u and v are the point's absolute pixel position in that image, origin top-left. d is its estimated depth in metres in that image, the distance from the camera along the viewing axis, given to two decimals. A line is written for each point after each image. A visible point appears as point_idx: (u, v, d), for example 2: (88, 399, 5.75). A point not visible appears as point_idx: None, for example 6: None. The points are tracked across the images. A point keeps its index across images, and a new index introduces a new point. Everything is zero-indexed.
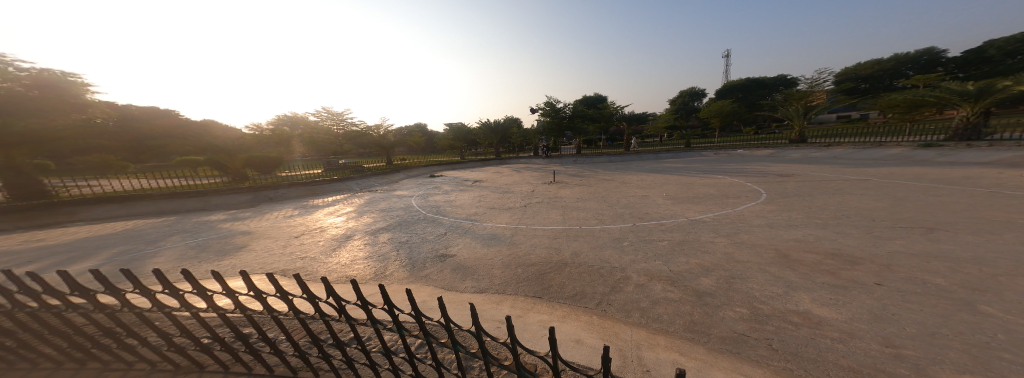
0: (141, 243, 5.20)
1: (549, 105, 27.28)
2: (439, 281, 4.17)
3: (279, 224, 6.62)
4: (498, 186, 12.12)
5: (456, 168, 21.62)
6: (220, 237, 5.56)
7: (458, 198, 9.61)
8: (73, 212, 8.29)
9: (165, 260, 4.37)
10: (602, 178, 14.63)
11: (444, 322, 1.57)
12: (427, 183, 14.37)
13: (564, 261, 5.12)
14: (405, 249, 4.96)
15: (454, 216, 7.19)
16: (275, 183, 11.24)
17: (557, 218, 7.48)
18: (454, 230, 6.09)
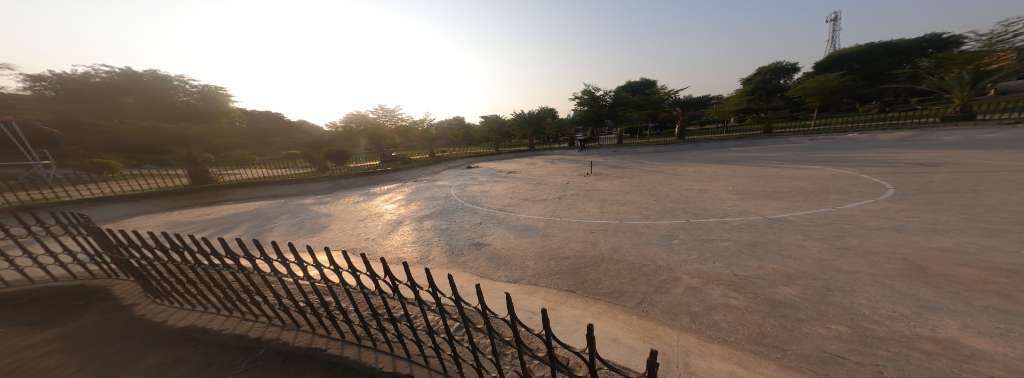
0: (263, 220, 6.89)
1: (588, 93, 25.70)
2: (475, 267, 4.42)
3: (349, 208, 7.93)
4: (532, 178, 12.11)
5: (492, 160, 22.38)
6: (311, 217, 6.98)
7: (493, 188, 9.96)
8: (225, 192, 11.28)
9: (278, 234, 5.71)
10: (648, 169, 13.30)
11: (479, 308, 1.62)
12: (463, 174, 15.23)
13: (601, 257, 4.86)
14: (445, 236, 5.41)
15: (488, 206, 7.49)
16: (345, 174, 13.42)
17: (595, 211, 7.10)
18: (489, 220, 6.36)
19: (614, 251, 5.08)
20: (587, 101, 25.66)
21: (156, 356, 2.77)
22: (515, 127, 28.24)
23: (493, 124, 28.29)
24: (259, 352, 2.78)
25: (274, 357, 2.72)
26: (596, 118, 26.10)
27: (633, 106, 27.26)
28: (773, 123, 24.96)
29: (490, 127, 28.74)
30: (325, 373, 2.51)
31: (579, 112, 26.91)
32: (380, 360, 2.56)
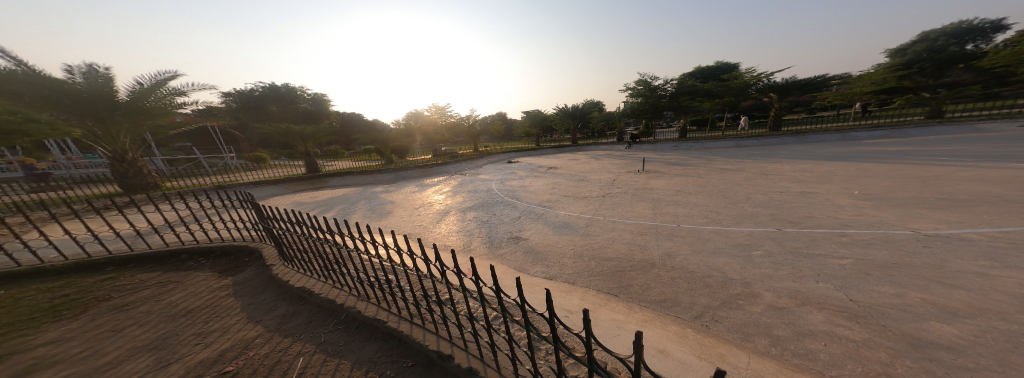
0: (348, 204, 8.46)
1: (644, 82, 22.92)
2: (513, 261, 4.46)
3: (408, 197, 9.07)
4: (573, 173, 11.62)
5: (533, 155, 22.30)
6: (380, 204, 8.23)
7: (533, 183, 9.93)
8: (326, 179, 14.14)
9: (359, 216, 6.96)
10: (721, 167, 11.15)
11: (519, 301, 1.45)
12: (503, 168, 15.63)
13: (651, 262, 4.30)
14: (487, 228, 5.66)
15: (528, 201, 7.50)
16: (405, 167, 15.32)
17: (646, 212, 6.35)
18: (527, 215, 6.38)
19: (667, 257, 4.43)
20: (643, 91, 22.85)
21: (280, 308, 3.29)
22: (559, 122, 27.31)
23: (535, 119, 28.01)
24: (340, 317, 2.93)
25: (348, 325, 2.78)
26: (655, 110, 23.10)
27: (704, 94, 23.22)
28: (945, 103, 17.53)
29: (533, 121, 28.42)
30: (383, 343, 2.47)
31: (633, 103, 24.22)
32: (425, 335, 2.38)
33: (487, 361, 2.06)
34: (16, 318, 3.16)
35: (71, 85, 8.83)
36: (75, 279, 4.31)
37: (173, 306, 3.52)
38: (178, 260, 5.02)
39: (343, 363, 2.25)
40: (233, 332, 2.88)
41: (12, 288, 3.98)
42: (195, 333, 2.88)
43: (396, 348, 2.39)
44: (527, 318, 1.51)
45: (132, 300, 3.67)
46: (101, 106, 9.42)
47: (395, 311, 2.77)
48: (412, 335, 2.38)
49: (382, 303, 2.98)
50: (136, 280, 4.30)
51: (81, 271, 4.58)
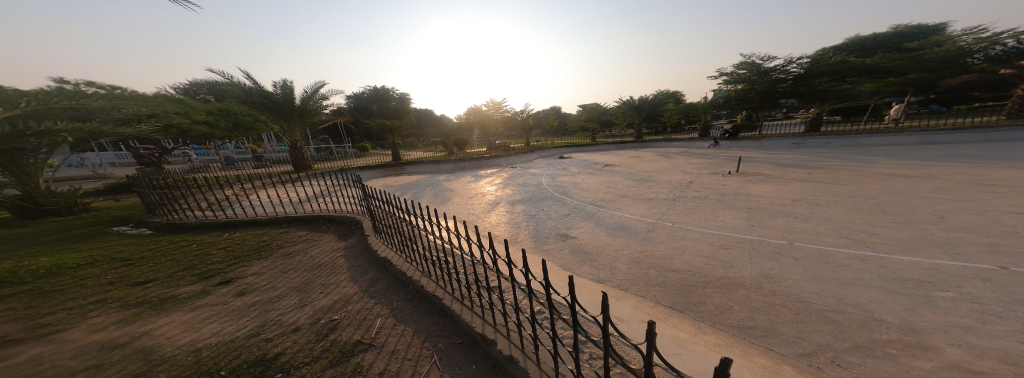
0: (416, 190, 9.53)
1: (749, 65, 19.02)
2: (560, 258, 4.25)
3: (465, 186, 9.70)
4: (634, 173, 10.55)
5: (587, 151, 21.29)
6: (442, 191, 9.00)
7: (586, 181, 9.44)
8: (402, 168, 15.38)
9: (427, 200, 7.80)
10: (856, 173, 8.32)
11: (569, 301, 1.27)
12: (561, 163, 15.25)
13: (738, 282, 3.18)
14: (535, 223, 5.63)
15: (579, 199, 7.17)
16: (462, 159, 16.31)
17: (728, 222, 5.10)
18: (577, 213, 6.09)
19: (766, 280, 3.18)
20: (752, 75, 18.84)
21: (370, 272, 3.80)
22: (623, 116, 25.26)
23: (594, 113, 26.54)
24: (408, 288, 3.28)
25: (413, 297, 3.11)
26: (773, 98, 18.53)
27: (861, 72, 17.79)
28: None
29: (591, 114, 26.92)
30: (438, 318, 2.71)
31: (732, 91, 20.16)
32: (473, 318, 2.49)
33: (528, 353, 2.03)
34: (241, 253, 4.46)
35: (271, 94, 12.65)
36: (269, 229, 5.64)
37: (312, 258, 4.27)
38: (315, 223, 5.86)
39: (406, 330, 2.54)
40: (339, 286, 3.44)
41: (238, 231, 5.54)
42: (321, 283, 3.52)
43: (448, 324, 2.60)
44: (575, 321, 1.33)
45: (294, 250, 4.60)
46: (288, 109, 13.01)
47: (450, 290, 2.98)
48: (462, 315, 2.54)
49: (442, 281, 3.22)
50: (296, 235, 5.31)
51: (265, 224, 5.91)
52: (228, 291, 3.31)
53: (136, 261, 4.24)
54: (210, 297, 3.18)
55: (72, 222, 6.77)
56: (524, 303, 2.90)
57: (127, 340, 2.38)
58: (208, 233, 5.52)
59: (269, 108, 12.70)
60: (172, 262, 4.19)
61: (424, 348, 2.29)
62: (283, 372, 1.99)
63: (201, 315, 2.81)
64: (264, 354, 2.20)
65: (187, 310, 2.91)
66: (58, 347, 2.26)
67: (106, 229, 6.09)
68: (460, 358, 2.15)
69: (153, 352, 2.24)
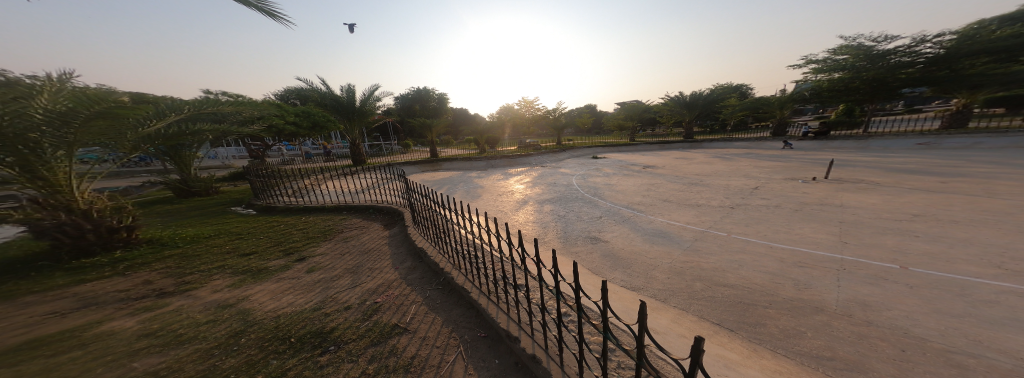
0: (446, 185, 9.90)
1: (852, 49, 16.05)
2: (589, 261, 4.12)
3: (494, 183, 9.88)
4: (679, 176, 9.78)
5: (623, 151, 20.32)
6: (473, 187, 9.22)
7: (621, 182, 9.02)
8: (439, 164, 15.92)
9: (461, 195, 8.05)
10: (986, 185, 6.64)
11: (602, 307, 1.17)
12: (601, 163, 14.74)
13: (817, 307, 2.69)
14: (563, 224, 5.52)
15: (613, 201, 6.88)
16: (493, 157, 16.50)
17: (799, 237, 4.39)
18: (611, 216, 5.84)
19: (860, 308, 2.62)
20: (857, 61, 15.82)
21: (408, 260, 4.04)
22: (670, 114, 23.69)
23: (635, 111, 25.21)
24: (441, 279, 3.42)
25: (444, 288, 3.23)
26: (892, 89, 15.63)
27: None
28: None
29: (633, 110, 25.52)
30: (466, 311, 2.78)
31: (826, 81, 17.51)
32: (499, 313, 2.51)
33: (551, 354, 1.98)
34: (309, 235, 5.01)
35: (339, 97, 13.99)
36: (331, 216, 6.27)
37: (363, 243, 4.67)
38: (366, 213, 6.36)
39: (436, 319, 2.64)
40: (382, 271, 3.69)
41: (301, 217, 6.19)
42: (370, 267, 3.82)
43: (475, 317, 2.65)
44: (607, 330, 1.23)
45: (350, 235, 5.05)
46: (350, 110, 14.27)
47: (478, 284, 3.03)
48: (488, 309, 2.57)
49: (473, 275, 3.30)
50: (350, 221, 5.84)
51: (324, 211, 6.54)
52: (300, 268, 3.77)
53: (228, 235, 5.08)
54: (288, 271, 3.66)
55: (211, 200, 8.38)
56: (551, 304, 2.85)
57: (233, 301, 2.91)
58: (278, 216, 6.34)
59: (336, 109, 14.08)
60: (265, 237, 4.93)
61: (452, 338, 2.36)
62: (334, 346, 2.20)
63: (278, 286, 3.24)
64: (324, 327, 2.46)
65: (273, 280, 3.41)
66: (192, 301, 2.92)
67: (228, 208, 7.32)
68: (484, 352, 2.18)
69: (249, 314, 2.68)
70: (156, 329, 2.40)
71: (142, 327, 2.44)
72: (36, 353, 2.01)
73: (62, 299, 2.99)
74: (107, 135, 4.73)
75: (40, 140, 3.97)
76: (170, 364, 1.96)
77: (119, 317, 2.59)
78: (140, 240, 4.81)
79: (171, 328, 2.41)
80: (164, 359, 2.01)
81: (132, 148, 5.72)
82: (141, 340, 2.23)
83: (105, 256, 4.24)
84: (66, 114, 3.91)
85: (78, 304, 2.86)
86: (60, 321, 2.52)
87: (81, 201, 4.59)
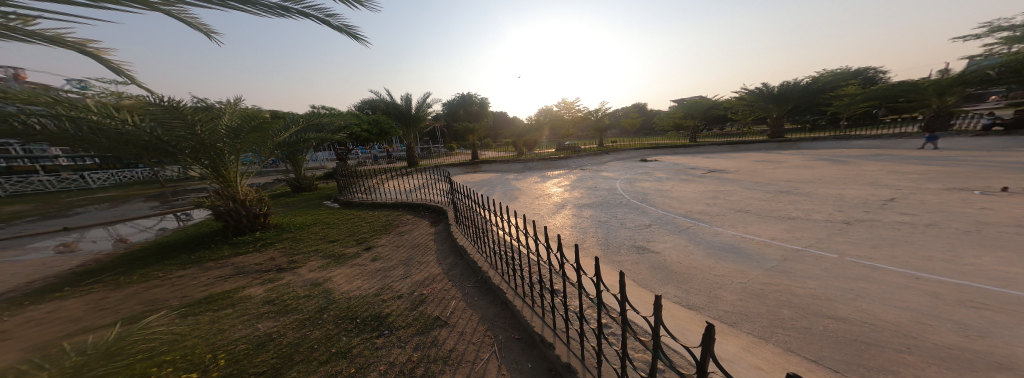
0: (485, 186, 10.26)
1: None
2: (635, 273, 3.73)
3: (531, 185, 9.93)
4: (758, 183, 8.40)
5: (678, 154, 18.61)
6: (510, 189, 9.37)
7: (675, 188, 8.28)
8: (478, 166, 16.49)
9: (501, 197, 8.16)
10: None
11: (654, 324, 0.97)
12: (660, 166, 13.74)
13: (996, 360, 1.77)
14: (605, 230, 5.27)
15: (666, 209, 6.26)
16: (532, 159, 16.58)
17: (962, 266, 3.08)
18: (662, 225, 5.31)
19: None
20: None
21: (450, 257, 4.26)
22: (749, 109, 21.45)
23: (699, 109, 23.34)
24: (478, 278, 3.53)
25: (481, 287, 3.32)
26: None
27: None
28: None
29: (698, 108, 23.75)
30: (500, 311, 2.82)
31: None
32: (533, 317, 2.48)
33: (587, 366, 1.85)
34: (371, 228, 5.58)
35: (398, 105, 15.36)
36: (387, 212, 6.88)
37: (414, 238, 5.05)
38: (417, 210, 6.84)
39: (473, 316, 2.71)
40: (429, 266, 3.95)
41: (364, 212, 6.92)
42: (419, 261, 4.10)
43: (510, 319, 2.67)
44: (657, 352, 1.05)
45: (404, 230, 5.51)
46: (407, 117, 15.57)
47: (514, 286, 3.04)
48: (523, 312, 2.56)
49: (508, 277, 3.31)
50: (404, 217, 6.35)
51: (383, 208, 7.25)
52: (366, 256, 4.24)
53: (306, 225, 5.92)
54: (356, 259, 4.13)
55: (312, 195, 9.95)
56: (589, 313, 2.63)
57: (319, 281, 3.42)
58: (345, 211, 7.18)
59: (395, 116, 15.49)
60: (335, 228, 5.62)
61: (486, 336, 2.40)
62: (386, 331, 2.41)
63: (347, 272, 3.70)
64: (381, 312, 2.72)
65: (347, 265, 3.91)
66: (296, 277, 3.56)
67: (322, 202, 8.57)
68: (518, 354, 2.16)
69: (330, 293, 3.11)
70: (267, 299, 2.98)
71: (265, 295, 3.10)
72: (209, 308, 2.81)
73: (224, 267, 4.04)
74: (255, 144, 6.02)
75: (224, 149, 5.24)
76: (271, 330, 2.41)
77: (252, 285, 3.38)
78: (267, 226, 5.81)
79: (283, 298, 2.99)
80: (268, 325, 2.49)
81: (270, 154, 7.13)
82: (263, 305, 2.86)
83: (251, 235, 5.41)
84: (239, 129, 5.14)
85: (234, 272, 3.86)
86: (216, 286, 3.40)
87: (241, 191, 5.76)
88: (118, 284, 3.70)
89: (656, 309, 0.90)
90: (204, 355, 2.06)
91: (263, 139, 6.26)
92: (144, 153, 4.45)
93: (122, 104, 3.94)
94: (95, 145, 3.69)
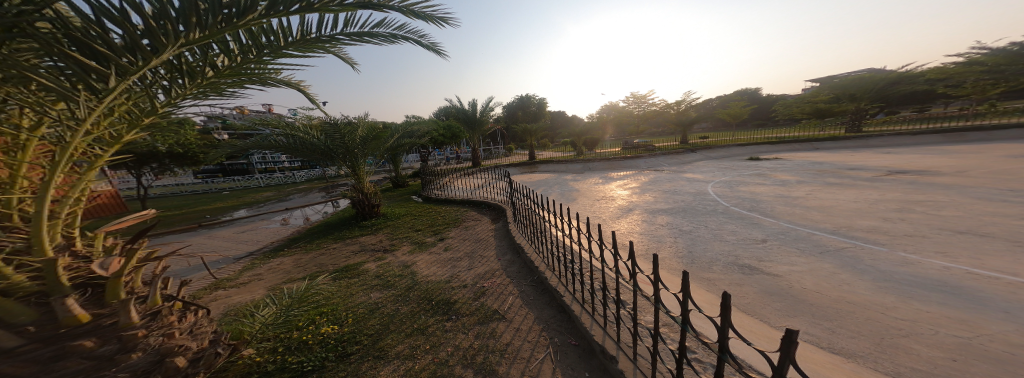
0: (543, 187, 10.17)
1: None
2: (736, 297, 2.70)
3: (591, 187, 9.39)
4: (976, 192, 5.54)
5: (802, 153, 14.74)
6: (568, 190, 9.05)
7: (811, 195, 6.31)
8: (533, 166, 16.63)
9: (561, 198, 7.94)
10: None
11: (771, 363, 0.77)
12: (787, 167, 10.98)
13: None
14: (688, 242, 4.25)
15: (792, 222, 4.65)
16: (594, 159, 15.80)
17: None
18: (786, 241, 3.92)
19: None
20: None
21: (509, 254, 4.42)
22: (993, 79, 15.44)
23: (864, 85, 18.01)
24: (535, 277, 3.57)
25: (538, 287, 3.32)
26: None
27: None
28: None
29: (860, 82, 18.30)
30: (557, 313, 2.78)
31: None
32: (592, 324, 2.36)
33: None
34: (443, 222, 6.21)
35: (465, 109, 16.68)
36: (457, 208, 7.49)
37: (477, 233, 5.43)
38: (481, 208, 7.32)
39: (530, 313, 2.76)
40: (489, 260, 4.19)
41: (440, 207, 7.67)
42: (481, 255, 4.38)
43: (566, 323, 2.60)
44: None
45: (469, 225, 5.96)
46: (472, 120, 16.82)
47: (572, 289, 2.95)
48: (580, 318, 2.47)
49: (565, 278, 3.24)
50: (471, 214, 6.84)
51: (457, 203, 8.00)
52: (439, 247, 4.74)
53: (398, 216, 6.94)
54: (431, 248, 4.67)
55: (403, 190, 11.65)
56: (668, 333, 2.22)
57: (405, 265, 3.97)
58: (423, 206, 8.06)
59: (463, 120, 16.79)
60: (417, 220, 6.45)
61: (543, 337, 2.39)
62: (454, 316, 2.66)
63: (424, 258, 4.23)
64: (450, 298, 3.02)
65: (426, 252, 4.49)
66: (389, 259, 4.24)
67: (410, 196, 9.97)
68: (574, 361, 2.09)
69: (413, 275, 3.61)
70: (375, 274, 3.67)
71: (373, 270, 3.83)
72: (344, 275, 3.72)
73: (350, 244, 5.15)
74: (377, 149, 7.34)
75: (357, 153, 6.58)
76: (376, 300, 2.96)
77: (368, 261, 4.23)
78: (379, 215, 6.98)
79: (384, 275, 3.62)
80: (376, 295, 3.07)
81: (381, 156, 8.53)
82: (371, 279, 3.52)
83: (371, 221, 6.63)
84: (362, 139, 6.54)
85: (359, 248, 4.89)
86: (344, 259, 4.40)
87: (368, 188, 6.82)
88: (305, 249, 5.21)
89: (784, 346, 0.67)
90: (340, 313, 2.70)
91: (381, 145, 7.62)
92: (318, 160, 6.56)
93: (311, 124, 6.44)
94: (299, 151, 6.15)
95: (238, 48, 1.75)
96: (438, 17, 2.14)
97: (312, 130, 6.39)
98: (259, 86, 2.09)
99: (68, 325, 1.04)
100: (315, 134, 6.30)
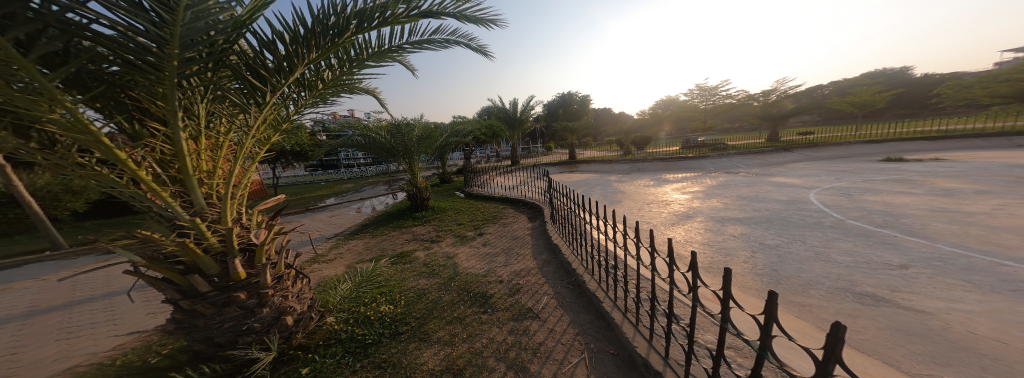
0: (587, 187, 9.80)
1: None
2: (850, 331, 2.23)
3: (641, 190, 8.76)
4: None
5: (950, 155, 11.56)
6: (613, 192, 8.60)
7: (997, 211, 4.85)
8: (575, 166, 16.16)
9: (607, 200, 7.56)
10: None
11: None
12: (955, 171, 8.57)
13: None
14: (773, 259, 3.66)
15: (955, 245, 3.69)
16: (646, 160, 14.66)
17: None
18: (944, 270, 3.09)
19: None
20: None
21: (545, 253, 4.38)
22: None
23: None
24: (571, 279, 3.49)
25: (575, 289, 3.23)
26: None
27: None
28: None
29: None
30: (594, 318, 2.68)
31: None
32: (634, 334, 2.22)
33: None
34: (483, 218, 6.41)
35: (506, 108, 16.87)
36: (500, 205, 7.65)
37: (515, 230, 5.49)
38: (519, 205, 7.38)
39: (566, 315, 2.72)
40: (525, 258, 4.18)
41: (484, 203, 7.94)
42: (518, 252, 4.41)
43: (603, 330, 2.48)
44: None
45: (508, 222, 6.05)
46: (513, 119, 16.94)
47: (612, 295, 2.81)
48: (621, 326, 2.33)
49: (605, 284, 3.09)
50: (513, 211, 6.93)
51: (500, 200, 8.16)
52: (478, 241, 4.89)
53: (445, 210, 7.38)
54: (471, 242, 4.85)
55: (449, 186, 12.35)
56: (734, 357, 1.97)
57: (446, 256, 4.20)
58: (469, 201, 8.39)
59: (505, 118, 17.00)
60: (461, 215, 6.77)
61: (578, 340, 2.32)
62: (490, 310, 2.74)
63: (465, 252, 4.42)
64: (487, 292, 3.10)
65: (467, 245, 4.71)
66: (433, 250, 4.54)
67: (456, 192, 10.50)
68: (611, 369, 1.99)
69: (454, 267, 3.79)
70: (422, 262, 3.98)
71: (420, 259, 4.13)
72: (398, 260, 4.12)
73: (405, 233, 5.67)
74: (429, 146, 7.86)
75: (411, 150, 7.12)
76: (424, 286, 3.20)
77: (418, 249, 4.60)
78: (428, 208, 7.51)
79: (428, 264, 3.88)
80: (423, 282, 3.32)
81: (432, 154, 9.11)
82: (418, 267, 3.81)
83: (424, 213, 7.16)
84: (415, 138, 7.07)
85: (412, 237, 5.37)
86: (399, 246, 4.86)
87: (421, 182, 7.37)
88: (370, 235, 5.90)
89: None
90: (396, 295, 2.98)
91: (433, 143, 8.13)
92: (383, 156, 7.29)
93: (378, 126, 7.20)
94: (370, 149, 6.95)
95: (338, 63, 2.07)
96: (486, 18, 2.19)
97: (382, 130, 7.14)
98: (348, 94, 2.41)
99: (233, 280, 1.59)
100: (382, 133, 7.02)
